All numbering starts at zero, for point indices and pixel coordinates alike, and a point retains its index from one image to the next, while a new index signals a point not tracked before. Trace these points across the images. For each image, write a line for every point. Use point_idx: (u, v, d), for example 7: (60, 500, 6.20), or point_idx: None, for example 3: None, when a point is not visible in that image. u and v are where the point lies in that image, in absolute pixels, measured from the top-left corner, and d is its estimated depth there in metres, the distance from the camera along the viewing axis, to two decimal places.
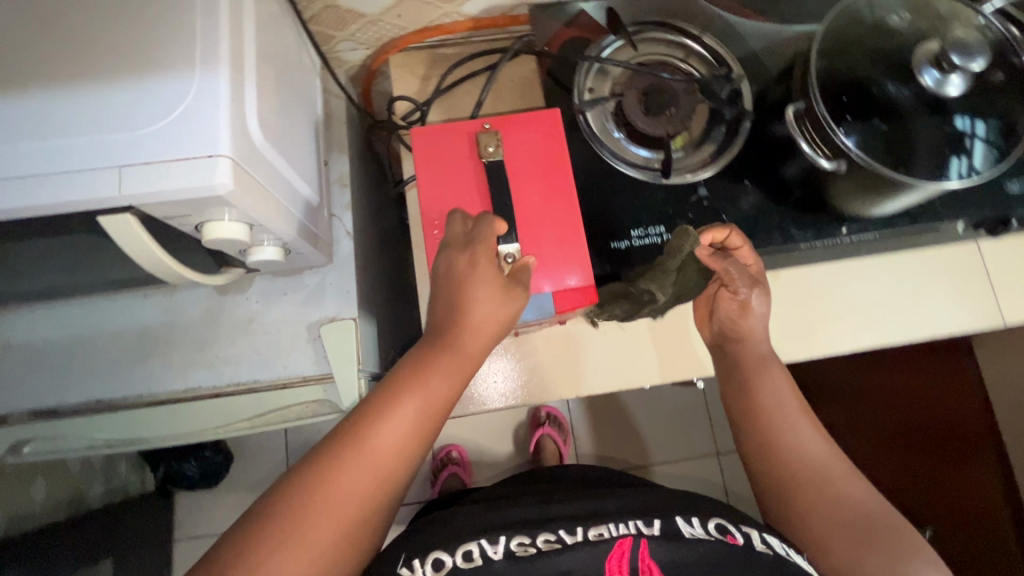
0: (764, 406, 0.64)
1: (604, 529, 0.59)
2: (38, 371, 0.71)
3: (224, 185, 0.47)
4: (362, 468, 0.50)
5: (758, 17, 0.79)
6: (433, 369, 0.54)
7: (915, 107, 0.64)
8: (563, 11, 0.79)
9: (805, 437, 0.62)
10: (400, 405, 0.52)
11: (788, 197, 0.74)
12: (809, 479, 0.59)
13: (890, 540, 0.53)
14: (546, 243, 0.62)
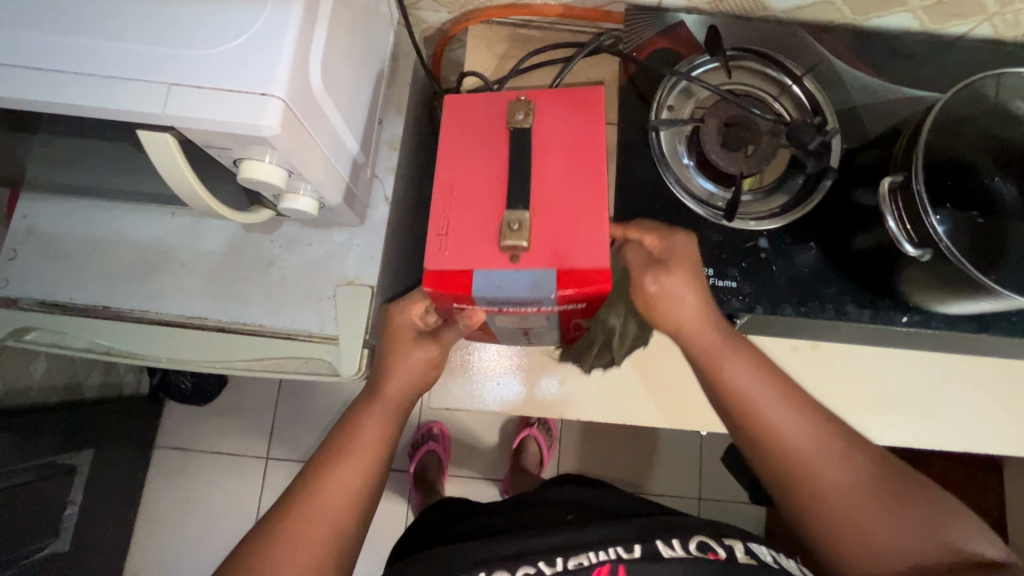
0: (746, 400, 0.56)
1: (584, 558, 0.56)
2: (52, 263, 0.71)
3: (271, 128, 0.44)
4: (323, 517, 0.53)
5: (863, 70, 0.73)
6: (369, 418, 0.58)
7: (1013, 206, 0.62)
8: (661, 18, 0.73)
9: (793, 431, 0.54)
10: (342, 462, 0.56)
11: (847, 267, 0.69)
12: (809, 477, 0.54)
13: (903, 495, 0.53)
14: (561, 223, 0.54)
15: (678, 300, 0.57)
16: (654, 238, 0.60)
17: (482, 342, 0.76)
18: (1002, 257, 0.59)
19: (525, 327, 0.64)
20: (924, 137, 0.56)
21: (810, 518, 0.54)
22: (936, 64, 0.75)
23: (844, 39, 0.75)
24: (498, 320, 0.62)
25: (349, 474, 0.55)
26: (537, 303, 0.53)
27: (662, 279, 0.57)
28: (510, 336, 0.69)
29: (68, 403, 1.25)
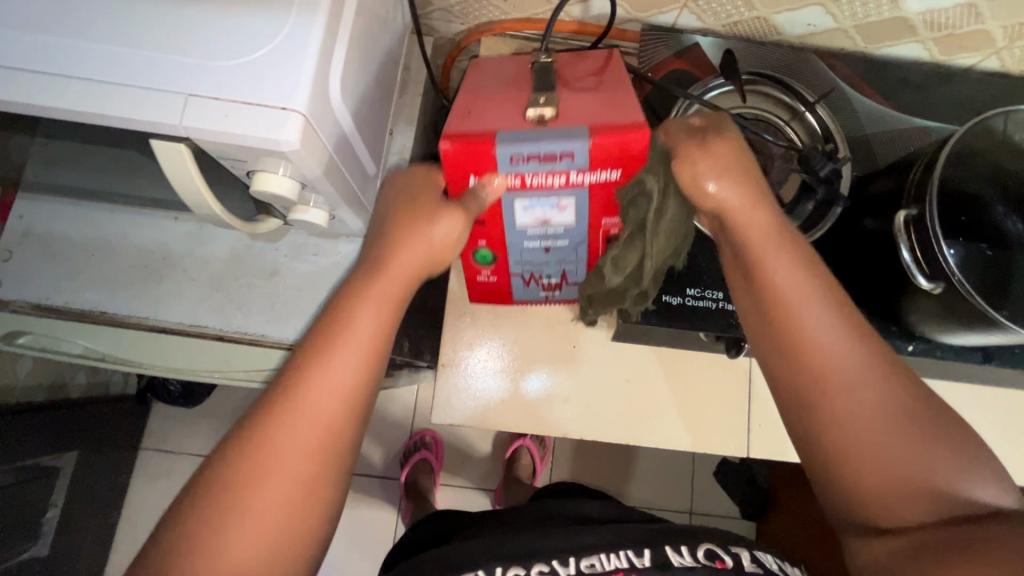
0: (784, 300, 0.48)
1: (595, 560, 0.54)
2: (48, 266, 0.69)
3: (290, 143, 0.43)
4: (304, 427, 0.44)
5: (873, 98, 0.74)
6: (362, 310, 0.48)
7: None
8: (677, 40, 0.74)
9: (833, 338, 0.46)
10: (330, 360, 0.46)
11: (859, 292, 0.68)
12: (842, 395, 0.44)
13: (953, 441, 0.43)
14: (595, 106, 0.53)
15: (724, 181, 0.52)
16: (699, 121, 0.56)
17: (493, 291, 0.73)
18: (1010, 290, 0.60)
19: (546, 239, 0.61)
20: (938, 172, 0.56)
21: (838, 447, 0.44)
22: (943, 93, 0.76)
23: (854, 66, 0.75)
24: (518, 225, 0.59)
25: (338, 376, 0.46)
26: (567, 154, 0.49)
27: (705, 153, 0.53)
28: (530, 263, 0.66)
29: (53, 403, 1.22)
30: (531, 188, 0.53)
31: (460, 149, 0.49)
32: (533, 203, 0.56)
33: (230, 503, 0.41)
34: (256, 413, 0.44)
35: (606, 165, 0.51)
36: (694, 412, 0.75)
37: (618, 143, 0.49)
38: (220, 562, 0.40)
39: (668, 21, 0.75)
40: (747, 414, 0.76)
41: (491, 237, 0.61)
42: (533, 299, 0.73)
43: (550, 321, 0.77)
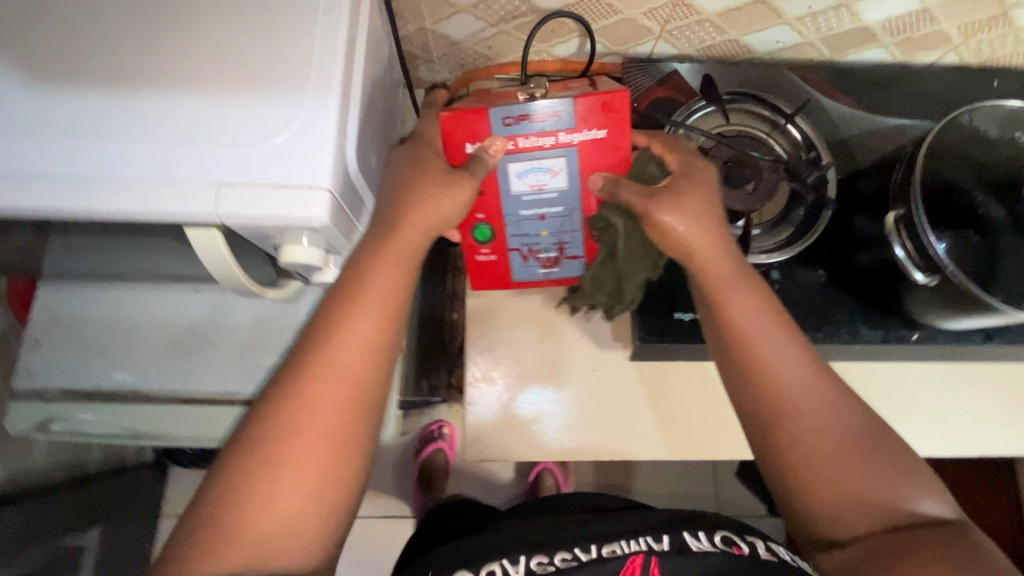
0: (746, 332, 0.51)
1: (617, 546, 0.50)
2: (77, 350, 0.70)
3: (319, 218, 0.46)
4: (334, 381, 0.47)
5: (846, 101, 0.78)
6: (384, 265, 0.51)
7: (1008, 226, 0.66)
8: (656, 70, 0.77)
9: (788, 361, 0.50)
10: (354, 313, 0.49)
11: (856, 288, 0.72)
12: (802, 419, 0.48)
13: (895, 457, 0.47)
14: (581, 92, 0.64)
15: (686, 222, 0.55)
16: (680, 154, 0.61)
17: (493, 274, 0.74)
18: (1000, 272, 0.63)
19: (541, 205, 0.67)
20: (918, 172, 0.60)
21: (794, 467, 0.48)
22: (911, 91, 0.80)
23: (824, 74, 0.80)
24: (513, 193, 0.66)
25: (360, 327, 0.49)
26: (554, 113, 0.59)
27: (675, 198, 0.56)
28: (527, 235, 0.69)
29: (74, 480, 1.21)
30: (525, 152, 0.61)
31: (461, 116, 0.58)
32: (527, 170, 0.64)
33: (272, 447, 0.45)
34: (287, 372, 0.47)
35: (590, 124, 0.60)
36: (688, 424, 0.74)
37: (598, 101, 0.59)
38: (266, 502, 0.44)
39: (646, 51, 0.80)
40: None
41: (491, 208, 0.67)
42: (532, 280, 0.74)
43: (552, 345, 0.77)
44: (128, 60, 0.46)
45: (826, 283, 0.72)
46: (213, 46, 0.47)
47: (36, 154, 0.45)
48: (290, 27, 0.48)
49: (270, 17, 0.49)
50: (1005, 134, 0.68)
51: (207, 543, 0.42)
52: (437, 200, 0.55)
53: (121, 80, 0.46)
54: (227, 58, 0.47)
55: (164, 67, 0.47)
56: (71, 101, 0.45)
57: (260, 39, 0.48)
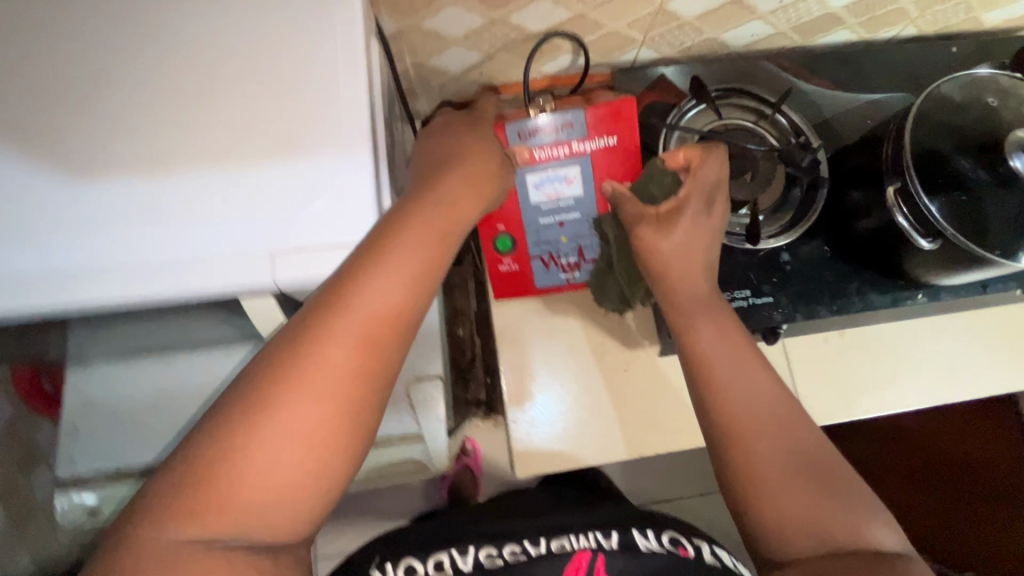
0: (698, 356, 0.54)
1: (565, 539, 0.61)
2: (119, 430, 0.70)
3: None
4: (360, 336, 0.40)
5: (822, 83, 0.83)
6: (418, 231, 0.46)
7: (993, 185, 0.70)
8: (644, 76, 0.81)
9: (736, 383, 0.52)
10: (385, 268, 0.43)
11: (861, 259, 0.76)
12: (748, 441, 0.49)
13: (843, 484, 0.47)
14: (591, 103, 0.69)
15: (669, 248, 0.58)
16: (696, 197, 0.60)
17: (515, 283, 0.75)
18: (989, 229, 0.68)
19: (559, 213, 0.70)
20: (907, 147, 0.64)
21: (738, 483, 0.48)
22: (882, 67, 0.85)
23: (800, 61, 0.84)
24: (532, 203, 0.69)
25: (392, 290, 0.42)
26: (567, 124, 0.65)
27: (659, 230, 0.59)
28: (548, 241, 0.72)
29: None
30: (541, 162, 0.66)
31: None
32: (544, 180, 0.68)
33: (268, 397, 0.38)
34: (310, 311, 0.41)
35: (601, 132, 0.66)
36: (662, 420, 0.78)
37: (608, 109, 0.65)
38: (247, 465, 0.36)
39: (630, 59, 0.83)
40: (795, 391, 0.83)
41: (511, 219, 0.70)
42: (555, 284, 0.75)
43: (587, 356, 0.79)
44: (160, 141, 0.48)
45: (829, 258, 0.76)
46: (238, 118, 0.49)
47: (81, 248, 0.46)
48: (313, 88, 0.50)
49: (291, 80, 0.50)
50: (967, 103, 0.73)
51: (166, 523, 0.34)
52: (478, 190, 0.53)
53: (154, 163, 0.47)
54: (255, 129, 0.48)
55: (194, 145, 0.48)
56: (107, 192, 0.46)
57: (285, 106, 0.49)
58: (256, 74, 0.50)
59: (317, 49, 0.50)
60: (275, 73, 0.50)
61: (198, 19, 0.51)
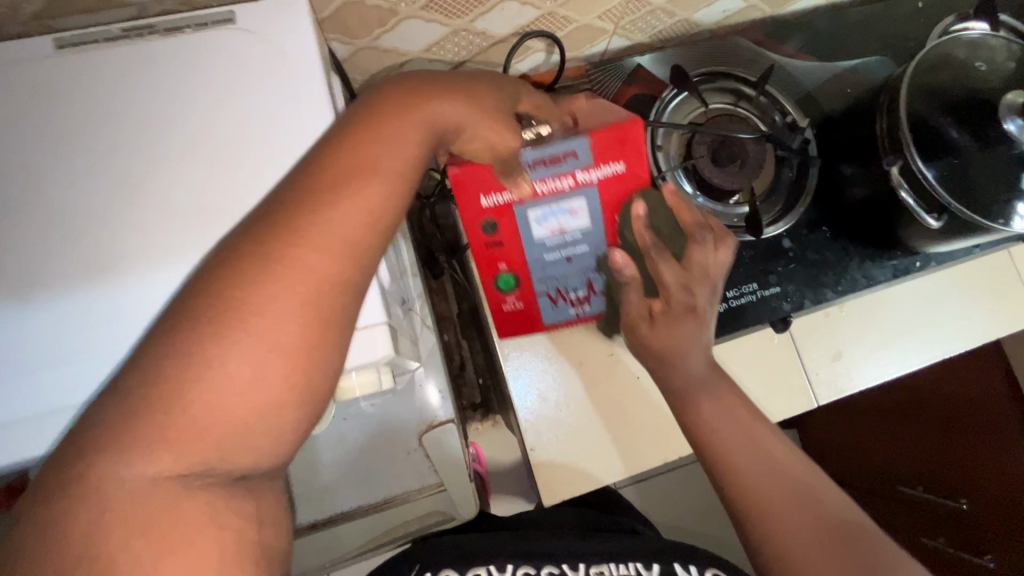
0: (710, 440, 0.58)
1: (605, 568, 0.63)
2: None
3: (387, 354, 0.46)
4: (329, 240, 0.37)
5: (797, 53, 0.80)
6: (392, 131, 0.42)
7: (985, 149, 0.66)
8: (621, 67, 0.76)
9: (750, 465, 0.56)
10: (356, 174, 0.39)
11: (859, 234, 0.75)
12: (761, 503, 0.54)
13: (866, 554, 0.50)
14: (596, 113, 0.58)
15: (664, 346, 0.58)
16: (678, 287, 0.57)
17: (520, 321, 0.66)
18: (994, 195, 0.64)
19: (565, 248, 0.61)
20: (906, 123, 0.62)
21: (766, 558, 0.53)
22: (858, 30, 0.82)
23: (775, 32, 0.81)
24: (535, 239, 0.61)
25: (365, 191, 0.39)
26: (570, 154, 0.55)
27: (652, 328, 0.59)
28: (555, 278, 0.63)
29: None
30: (543, 197, 0.57)
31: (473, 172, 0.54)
32: (545, 214, 0.59)
33: (233, 308, 0.35)
34: (281, 210, 0.39)
35: (609, 158, 0.56)
36: (659, 431, 0.77)
37: (616, 135, 0.54)
38: (208, 384, 0.33)
39: (601, 49, 0.78)
40: (801, 370, 0.83)
41: (513, 256, 0.61)
42: (564, 320, 0.66)
43: (597, 375, 0.77)
44: (125, 246, 0.45)
45: (831, 238, 0.75)
46: (204, 206, 0.45)
47: (69, 380, 0.44)
48: (281, 157, 0.46)
49: (256, 149, 0.46)
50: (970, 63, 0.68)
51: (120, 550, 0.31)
52: (462, 99, 0.46)
53: (122, 274, 0.44)
54: (226, 213, 0.45)
55: (164, 243, 0.45)
56: (78, 312, 0.44)
57: (255, 182, 0.46)
58: (216, 149, 0.46)
59: (279, 110, 0.47)
60: (239, 144, 0.46)
61: (140, 96, 0.46)
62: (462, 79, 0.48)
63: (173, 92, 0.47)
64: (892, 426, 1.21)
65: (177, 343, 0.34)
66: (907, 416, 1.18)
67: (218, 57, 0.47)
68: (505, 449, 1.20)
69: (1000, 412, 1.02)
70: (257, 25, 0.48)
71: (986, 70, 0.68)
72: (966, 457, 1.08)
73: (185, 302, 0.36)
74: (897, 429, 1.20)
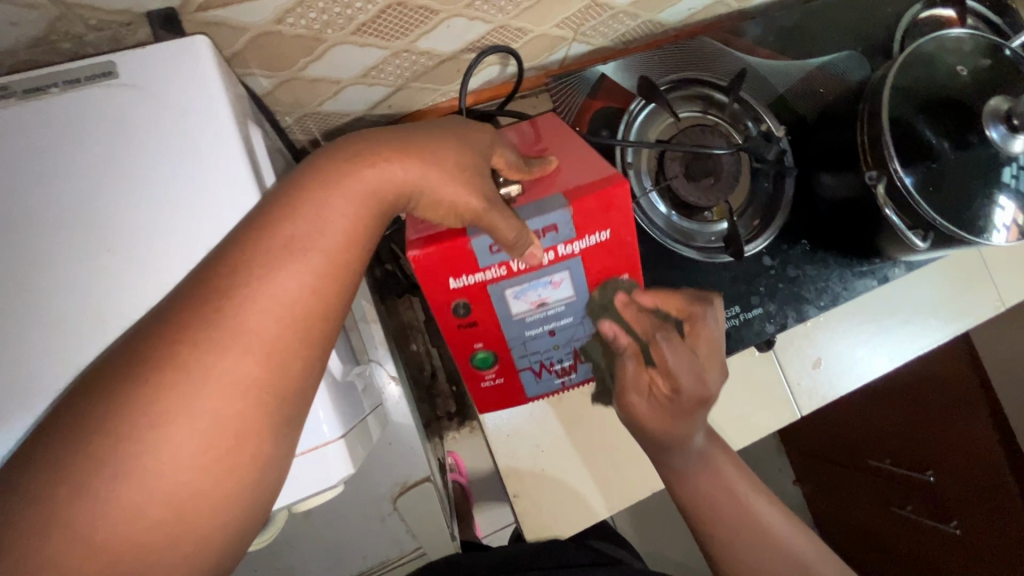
0: (702, 509, 0.59)
1: None
2: None
3: (346, 471, 0.41)
4: (233, 353, 0.31)
5: (765, 53, 0.76)
6: (326, 205, 0.35)
7: (976, 159, 0.61)
8: (584, 80, 0.70)
9: (740, 535, 0.57)
10: (280, 263, 0.33)
11: (840, 245, 0.73)
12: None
13: None
14: (569, 168, 0.50)
15: (663, 426, 0.58)
16: (685, 378, 0.54)
17: (501, 394, 0.64)
18: (984, 207, 0.60)
19: (548, 320, 0.55)
20: (888, 139, 0.59)
21: None
22: (827, 23, 0.77)
23: (742, 30, 0.76)
24: (514, 314, 0.54)
25: (291, 286, 0.33)
26: (551, 228, 0.47)
27: (650, 410, 0.58)
28: (537, 352, 0.58)
29: None
30: (520, 274, 0.50)
31: (436, 251, 0.46)
32: (524, 288, 0.52)
33: (130, 436, 0.29)
34: (176, 318, 0.32)
35: (593, 227, 0.48)
36: (647, 468, 0.72)
37: (598, 200, 0.46)
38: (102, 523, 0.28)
39: (559, 58, 0.71)
40: (784, 382, 0.80)
41: (491, 336, 0.56)
42: (549, 392, 0.64)
43: (579, 415, 0.72)
44: (3, 374, 0.37)
45: (811, 251, 0.72)
46: (99, 315, 0.38)
47: None
48: (190, 245, 0.39)
49: (159, 235, 0.39)
50: (952, 66, 0.63)
51: None
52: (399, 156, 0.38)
53: (1, 413, 0.36)
54: (130, 320, 0.38)
55: (52, 368, 0.37)
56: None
57: (161, 276, 0.38)
58: (107, 240, 0.38)
59: (183, 185, 0.39)
60: (135, 231, 0.39)
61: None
62: (418, 135, 0.40)
63: (43, 173, 0.38)
64: (882, 423, 1.19)
65: (70, 502, 0.28)
66: (895, 414, 1.16)
67: (99, 123, 0.39)
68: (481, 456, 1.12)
69: (987, 405, 0.99)
70: (146, 80, 0.39)
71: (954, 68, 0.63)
72: (955, 455, 1.05)
73: (66, 464, 0.28)
74: (887, 424, 1.18)
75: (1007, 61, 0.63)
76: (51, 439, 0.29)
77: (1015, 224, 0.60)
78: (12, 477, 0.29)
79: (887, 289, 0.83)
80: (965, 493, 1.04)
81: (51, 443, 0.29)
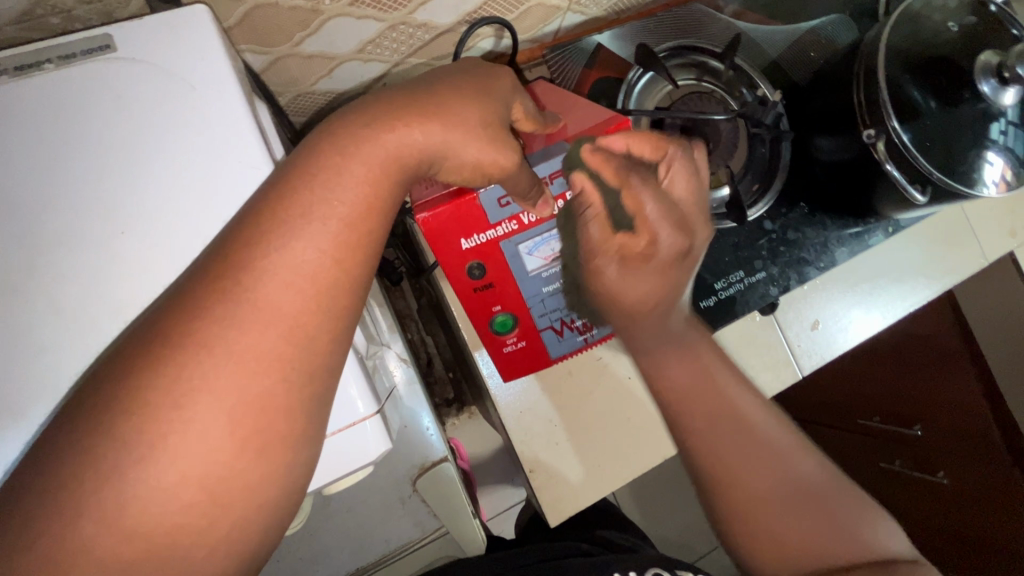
0: (684, 396, 0.53)
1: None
2: None
3: (381, 446, 0.40)
4: (253, 329, 0.30)
5: (754, 19, 0.77)
6: (344, 172, 0.33)
7: (968, 116, 0.62)
8: (580, 51, 0.71)
9: (719, 416, 0.53)
10: (297, 235, 0.32)
11: (836, 205, 0.74)
12: (737, 478, 0.51)
13: (832, 507, 0.50)
14: (574, 122, 0.54)
15: (633, 291, 0.51)
16: (665, 229, 0.48)
17: (525, 361, 0.62)
18: (975, 162, 0.61)
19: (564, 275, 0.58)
20: (884, 94, 0.59)
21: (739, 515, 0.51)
22: None
23: None
24: (530, 271, 0.57)
25: (310, 260, 0.32)
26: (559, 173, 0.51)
27: (621, 274, 0.50)
28: (556, 310, 0.60)
29: None
30: (532, 227, 0.53)
31: (446, 210, 0.50)
32: (537, 243, 0.55)
33: (152, 417, 0.28)
34: (188, 300, 0.30)
35: None
36: (658, 436, 0.73)
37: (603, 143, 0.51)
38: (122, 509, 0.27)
39: (553, 28, 0.70)
40: (785, 345, 0.82)
41: (507, 296, 0.58)
42: (574, 350, 0.63)
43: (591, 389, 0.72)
44: (13, 369, 0.35)
45: (809, 214, 0.74)
46: (111, 300, 0.36)
47: None
48: (202, 225, 0.37)
49: (169, 212, 0.37)
50: (941, 23, 0.64)
51: None
52: (409, 118, 0.37)
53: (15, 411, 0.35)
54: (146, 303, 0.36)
55: (67, 358, 0.36)
56: None
57: (174, 256, 0.37)
58: (116, 223, 0.37)
59: (190, 161, 0.38)
60: (136, 211, 0.37)
61: None
62: (437, 97, 0.38)
63: (34, 152, 0.36)
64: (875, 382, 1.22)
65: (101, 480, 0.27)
66: (884, 375, 1.19)
67: (92, 99, 0.37)
68: (486, 436, 1.14)
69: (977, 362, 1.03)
70: (142, 50, 0.38)
71: (940, 25, 0.64)
72: (949, 418, 1.08)
73: (97, 444, 0.27)
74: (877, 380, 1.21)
75: (993, 17, 0.64)
76: (80, 418, 0.28)
77: (1003, 180, 0.61)
78: (40, 461, 0.28)
79: (881, 251, 0.85)
80: (962, 453, 1.06)
81: (81, 425, 0.28)
